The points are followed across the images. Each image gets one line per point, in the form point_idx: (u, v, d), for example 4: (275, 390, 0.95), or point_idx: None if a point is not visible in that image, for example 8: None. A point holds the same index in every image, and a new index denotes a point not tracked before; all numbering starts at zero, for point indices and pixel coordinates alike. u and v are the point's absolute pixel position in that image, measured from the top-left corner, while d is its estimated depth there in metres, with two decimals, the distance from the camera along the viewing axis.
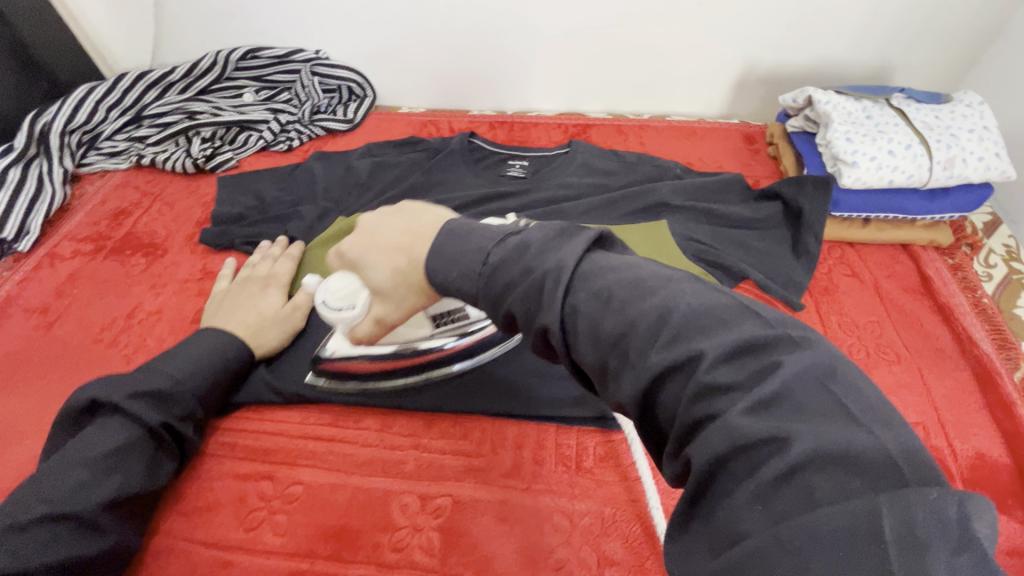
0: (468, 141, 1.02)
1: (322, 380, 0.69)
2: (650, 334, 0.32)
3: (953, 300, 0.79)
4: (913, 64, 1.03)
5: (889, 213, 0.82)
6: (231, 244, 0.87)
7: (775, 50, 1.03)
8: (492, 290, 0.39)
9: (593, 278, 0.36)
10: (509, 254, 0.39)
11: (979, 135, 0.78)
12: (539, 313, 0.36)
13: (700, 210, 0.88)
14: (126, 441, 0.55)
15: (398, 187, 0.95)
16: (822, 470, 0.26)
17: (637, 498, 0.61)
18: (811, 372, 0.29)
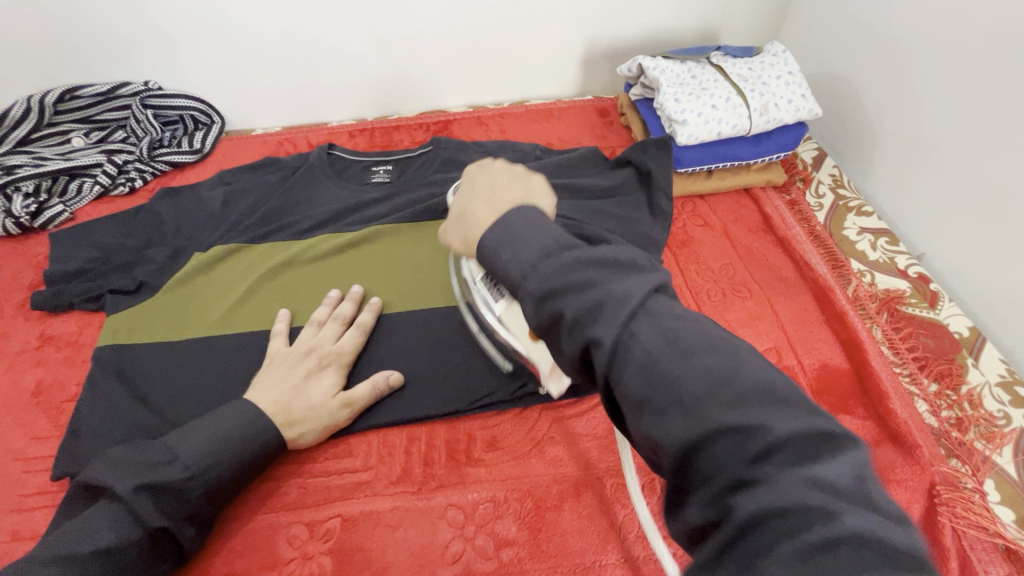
0: (327, 153, 0.99)
1: None
2: (706, 382, 0.31)
3: (791, 231, 0.87)
4: (732, 23, 1.12)
5: (725, 162, 0.89)
6: (71, 304, 0.80)
7: (609, 25, 1.08)
8: (541, 286, 0.37)
9: (658, 316, 0.34)
10: (567, 265, 0.37)
11: (786, 80, 0.86)
12: (591, 326, 0.35)
13: (563, 187, 0.89)
14: (120, 542, 0.49)
15: (255, 212, 0.90)
16: (859, 551, 0.25)
17: (527, 475, 0.62)
18: (859, 457, 0.28)
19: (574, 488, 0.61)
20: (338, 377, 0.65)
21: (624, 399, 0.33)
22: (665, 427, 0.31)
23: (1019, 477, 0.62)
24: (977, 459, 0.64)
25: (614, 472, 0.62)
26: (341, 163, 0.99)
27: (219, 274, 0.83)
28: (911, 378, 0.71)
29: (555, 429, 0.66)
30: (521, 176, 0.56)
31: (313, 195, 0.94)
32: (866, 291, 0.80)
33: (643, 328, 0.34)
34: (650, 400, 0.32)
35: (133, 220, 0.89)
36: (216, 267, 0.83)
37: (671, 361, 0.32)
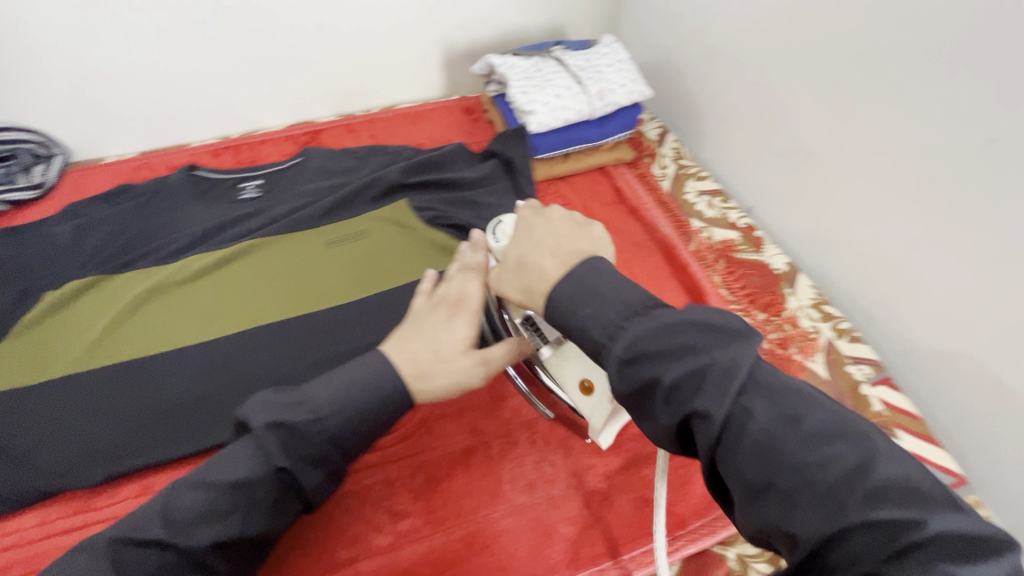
0: (190, 174, 0.96)
1: (55, 470, 0.64)
2: (812, 449, 0.33)
3: (640, 201, 0.98)
4: (575, 19, 1.23)
5: (577, 145, 0.98)
6: None
7: (462, 28, 1.14)
8: (630, 351, 0.40)
9: (770, 396, 0.36)
10: (654, 335, 0.39)
11: (617, 68, 0.97)
12: (694, 399, 0.37)
13: (431, 183, 0.96)
14: (251, 475, 0.48)
15: (113, 242, 0.86)
16: None
17: (417, 451, 0.66)
18: (974, 536, 0.29)
19: (462, 455, 0.66)
20: (472, 324, 0.55)
21: (739, 477, 0.35)
22: (774, 497, 0.33)
23: (825, 375, 0.77)
24: (794, 366, 0.79)
25: (497, 435, 0.68)
26: (205, 182, 0.97)
27: (81, 311, 0.78)
28: (744, 311, 0.85)
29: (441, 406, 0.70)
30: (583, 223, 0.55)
31: (176, 217, 0.91)
32: (705, 244, 0.93)
33: (748, 404, 0.36)
34: (769, 480, 0.34)
35: None
36: (71, 303, 0.79)
37: (789, 439, 0.34)
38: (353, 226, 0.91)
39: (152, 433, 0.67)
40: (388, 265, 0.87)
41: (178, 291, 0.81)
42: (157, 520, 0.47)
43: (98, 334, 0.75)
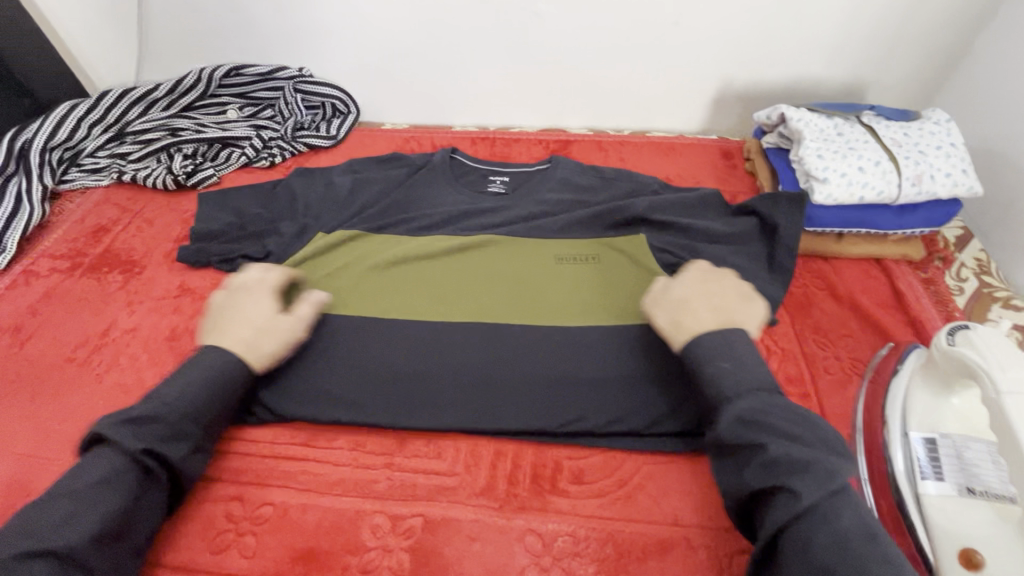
0: (449, 156, 0.98)
1: (292, 402, 0.68)
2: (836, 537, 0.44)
3: (926, 313, 0.79)
4: (884, 80, 1.05)
5: (862, 228, 0.84)
6: (208, 262, 0.87)
7: (750, 68, 1.05)
8: (752, 415, 0.50)
9: (853, 507, 0.45)
10: (773, 407, 0.50)
11: (946, 152, 0.80)
12: (791, 480, 0.45)
13: (678, 228, 0.84)
14: (110, 471, 0.51)
15: (371, 205, 0.91)
16: None
17: (613, 517, 0.61)
18: None
19: (660, 543, 0.59)
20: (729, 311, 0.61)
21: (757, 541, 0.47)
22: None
23: None
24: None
25: (704, 536, 0.60)
26: (460, 168, 0.97)
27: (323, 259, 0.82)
28: None
29: (645, 475, 0.64)
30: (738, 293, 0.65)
31: (428, 195, 0.93)
32: None
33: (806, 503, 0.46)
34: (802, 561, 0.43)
35: (271, 191, 0.93)
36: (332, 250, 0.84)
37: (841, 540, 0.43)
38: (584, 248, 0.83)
39: (376, 396, 0.68)
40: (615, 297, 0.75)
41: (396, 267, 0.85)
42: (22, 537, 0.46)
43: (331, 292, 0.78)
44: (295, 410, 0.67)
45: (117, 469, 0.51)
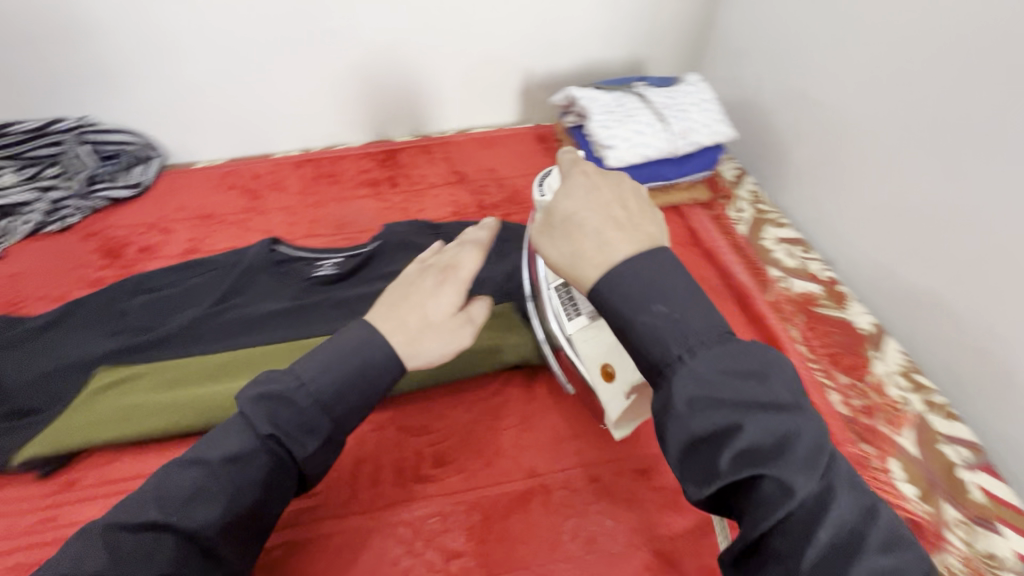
0: (270, 249, 0.87)
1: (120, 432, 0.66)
2: (807, 452, 0.37)
3: (715, 244, 0.94)
4: (656, 54, 1.21)
5: (654, 181, 0.96)
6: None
7: (543, 59, 1.15)
8: (748, 468, 0.37)
9: (822, 503, 0.37)
10: (767, 444, 0.38)
11: (702, 107, 0.95)
12: (773, 465, 0.37)
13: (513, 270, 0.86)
14: None
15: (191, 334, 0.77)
16: (846, 571, 0.35)
17: (475, 487, 0.64)
18: (854, 553, 0.36)
19: (522, 495, 0.64)
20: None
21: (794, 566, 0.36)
22: (784, 529, 0.36)
23: (917, 456, 0.69)
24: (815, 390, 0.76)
25: (559, 478, 0.65)
26: (285, 262, 0.87)
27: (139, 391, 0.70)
28: (825, 372, 0.77)
29: (502, 439, 0.68)
30: (647, 203, 0.51)
31: (251, 297, 0.83)
32: (784, 295, 0.87)
33: (808, 485, 0.37)
34: (825, 547, 0.35)
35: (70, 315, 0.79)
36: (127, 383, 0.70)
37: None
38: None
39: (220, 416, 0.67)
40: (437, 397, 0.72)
41: (204, 353, 0.75)
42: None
43: (130, 440, 0.66)
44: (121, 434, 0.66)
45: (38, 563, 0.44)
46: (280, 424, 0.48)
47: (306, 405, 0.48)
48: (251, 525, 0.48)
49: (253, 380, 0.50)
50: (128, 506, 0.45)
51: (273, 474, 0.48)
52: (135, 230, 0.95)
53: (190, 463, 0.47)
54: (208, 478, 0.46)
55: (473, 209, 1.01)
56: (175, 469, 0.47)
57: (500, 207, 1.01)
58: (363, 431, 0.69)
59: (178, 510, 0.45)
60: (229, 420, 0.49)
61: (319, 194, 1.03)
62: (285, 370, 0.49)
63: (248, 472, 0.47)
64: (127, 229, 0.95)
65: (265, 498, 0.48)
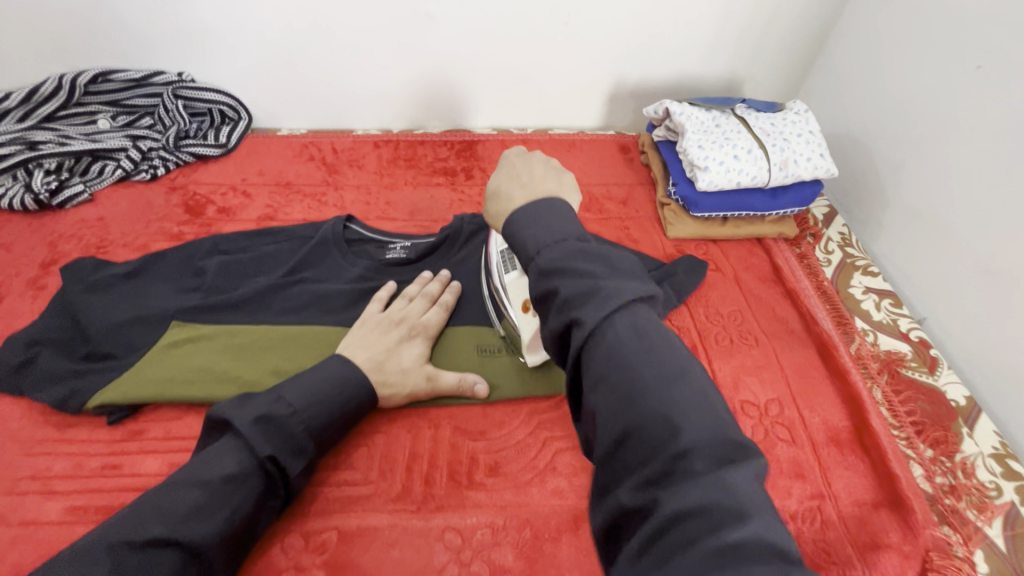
0: (344, 226, 0.87)
1: (190, 393, 0.67)
2: (649, 366, 0.36)
3: (800, 285, 0.89)
4: (755, 74, 1.16)
5: (742, 211, 0.92)
6: (47, 402, 0.66)
7: (637, 66, 1.11)
8: (594, 367, 0.36)
9: (659, 407, 0.34)
10: (605, 347, 0.36)
11: (806, 138, 0.90)
12: (610, 371, 0.36)
13: None
14: None
15: (260, 302, 0.77)
16: (692, 464, 0.32)
17: (528, 503, 0.63)
18: (699, 437, 0.33)
19: (574, 520, 0.62)
20: (425, 348, 0.70)
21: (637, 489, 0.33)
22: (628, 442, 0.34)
23: (1007, 550, 0.63)
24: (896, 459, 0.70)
25: None
26: (356, 241, 0.87)
27: (209, 352, 0.70)
28: (907, 442, 0.72)
29: (558, 458, 0.66)
30: (558, 168, 0.52)
31: (318, 273, 0.81)
32: (868, 350, 0.81)
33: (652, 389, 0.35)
34: (666, 428, 0.33)
35: (149, 265, 0.80)
36: (199, 343, 0.71)
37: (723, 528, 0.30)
38: (481, 336, 0.74)
39: None
40: (499, 403, 0.70)
41: (272, 323, 0.75)
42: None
43: (196, 402, 0.67)
44: (189, 395, 0.67)
45: (76, 553, 0.45)
46: (277, 445, 0.54)
47: (301, 408, 0.57)
48: (239, 544, 0.52)
49: (239, 405, 0.54)
50: (119, 525, 0.47)
51: (259, 498, 0.53)
52: (216, 188, 0.97)
53: (190, 484, 0.50)
54: (206, 498, 0.49)
55: None
56: (172, 487, 0.50)
57: None
58: (420, 426, 0.68)
59: (178, 524, 0.47)
60: (216, 444, 0.54)
61: (395, 176, 1.03)
62: (274, 399, 0.56)
63: (206, 497, 0.50)
64: (209, 187, 0.97)
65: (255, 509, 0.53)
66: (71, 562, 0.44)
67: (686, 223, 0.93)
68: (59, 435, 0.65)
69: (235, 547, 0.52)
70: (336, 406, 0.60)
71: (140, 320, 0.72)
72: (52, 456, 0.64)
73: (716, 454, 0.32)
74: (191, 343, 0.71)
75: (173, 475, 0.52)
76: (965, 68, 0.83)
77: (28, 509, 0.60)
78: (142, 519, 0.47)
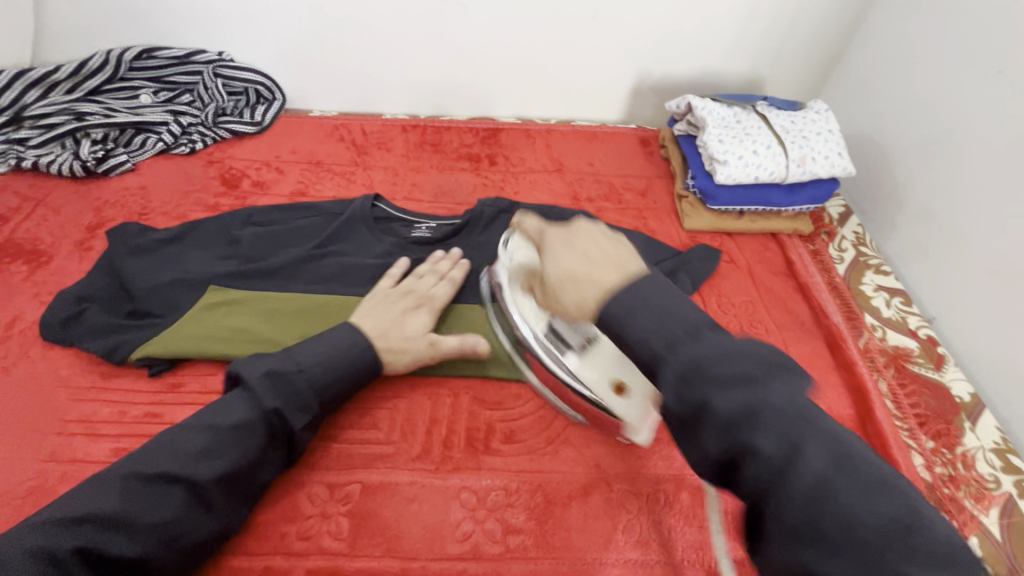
0: (372, 204, 0.90)
1: (226, 350, 0.71)
2: (776, 423, 0.36)
3: (812, 279, 0.91)
4: (778, 74, 1.17)
5: (758, 206, 0.94)
6: (94, 354, 0.71)
7: (661, 62, 1.13)
8: (724, 439, 0.37)
9: (799, 470, 0.35)
10: (742, 427, 0.36)
11: (825, 137, 0.92)
12: (748, 433, 0.36)
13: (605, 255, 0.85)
14: None
15: (291, 272, 0.81)
16: (845, 491, 0.34)
17: (540, 470, 0.66)
18: (846, 479, 0.34)
19: (584, 487, 0.65)
20: (431, 319, 0.73)
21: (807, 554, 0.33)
22: (770, 486, 0.35)
23: (1001, 538, 0.65)
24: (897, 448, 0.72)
25: (621, 479, 0.66)
26: (383, 219, 0.90)
27: (244, 315, 0.74)
28: (910, 433, 0.74)
29: (570, 430, 0.69)
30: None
31: (346, 248, 0.85)
32: (876, 345, 0.83)
33: (792, 445, 0.35)
34: (814, 470, 0.35)
35: (188, 233, 0.84)
36: (234, 306, 0.75)
37: (844, 487, 0.34)
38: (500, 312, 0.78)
39: None
40: (515, 376, 0.73)
41: (303, 292, 0.79)
42: (84, 502, 0.50)
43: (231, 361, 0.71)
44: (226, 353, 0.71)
45: (102, 481, 0.52)
46: (282, 399, 0.59)
47: (307, 367, 0.61)
48: (247, 487, 0.57)
49: (252, 363, 0.60)
50: (139, 459, 0.54)
51: (264, 448, 0.58)
52: (251, 164, 1.01)
53: (201, 429, 0.56)
54: (214, 441, 0.55)
55: (568, 200, 1.01)
56: (185, 431, 0.56)
57: (594, 203, 1.01)
58: (441, 394, 0.71)
59: (186, 463, 0.53)
60: (226, 397, 0.59)
61: (421, 160, 1.06)
62: (283, 357, 0.61)
63: (213, 441, 0.55)
64: (244, 163, 1.01)
65: (258, 457, 0.57)
66: (99, 488, 0.52)
67: (702, 215, 0.96)
68: (104, 384, 0.70)
69: (239, 490, 0.57)
70: (345, 371, 0.63)
71: (181, 283, 0.77)
72: (98, 403, 0.68)
73: (890, 501, 0.34)
74: (227, 306, 0.75)
75: (186, 422, 0.57)
76: (985, 72, 0.84)
77: (77, 449, 0.64)
78: (156, 457, 0.54)
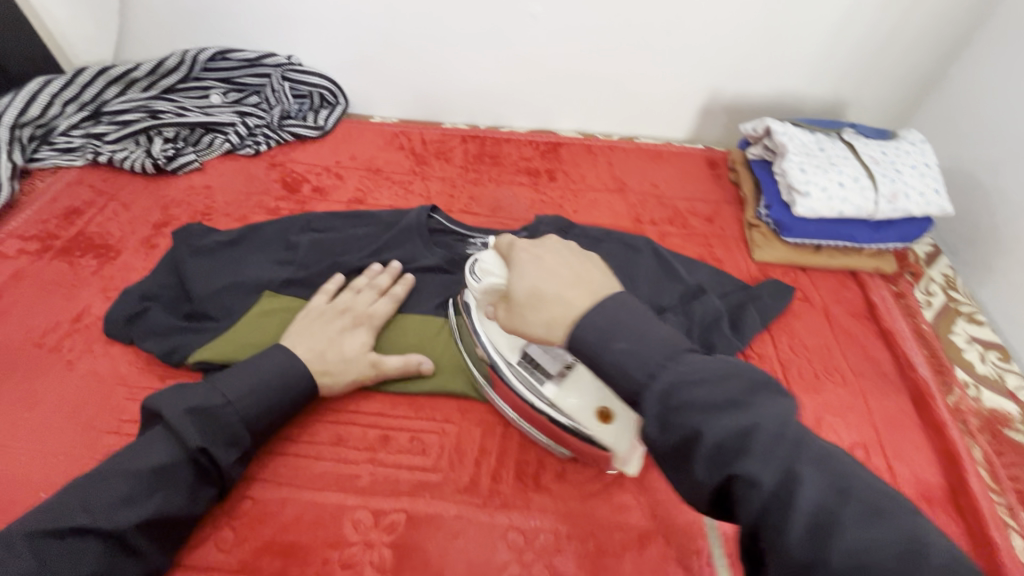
0: (428, 216, 0.88)
1: None
2: (848, 508, 0.34)
3: (896, 325, 0.83)
4: (863, 98, 1.09)
5: (838, 241, 0.87)
6: (152, 354, 0.72)
7: (735, 80, 1.07)
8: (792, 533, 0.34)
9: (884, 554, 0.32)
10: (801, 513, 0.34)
11: (920, 171, 0.84)
12: (819, 528, 0.33)
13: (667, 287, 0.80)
14: None
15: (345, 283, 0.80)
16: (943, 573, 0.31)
17: (592, 514, 0.62)
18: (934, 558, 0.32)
19: (639, 538, 0.61)
20: (369, 337, 0.70)
21: None
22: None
23: None
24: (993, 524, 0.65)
25: (680, 532, 0.61)
26: (439, 232, 0.88)
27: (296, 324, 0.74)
28: (1009, 509, 0.66)
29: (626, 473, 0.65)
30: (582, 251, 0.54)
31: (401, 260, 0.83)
32: (969, 405, 0.75)
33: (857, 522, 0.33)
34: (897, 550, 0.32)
35: (249, 237, 0.85)
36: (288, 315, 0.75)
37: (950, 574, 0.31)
38: None
39: None
40: None
41: None
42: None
43: None
44: None
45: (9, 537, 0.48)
46: (208, 436, 0.56)
47: (234, 399, 0.58)
48: (174, 530, 0.55)
49: (172, 397, 0.57)
50: (50, 512, 0.50)
51: (189, 488, 0.55)
52: (312, 169, 1.02)
53: (116, 475, 0.52)
54: (133, 487, 0.52)
55: (629, 222, 0.97)
56: (101, 477, 0.52)
57: (657, 226, 0.96)
58: (490, 422, 0.68)
59: (105, 514, 0.50)
60: (146, 435, 0.56)
61: (480, 172, 1.04)
62: (208, 390, 0.58)
63: (136, 487, 0.52)
64: (305, 167, 1.02)
65: (185, 500, 0.55)
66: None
67: (775, 247, 0.90)
68: (160, 385, 0.70)
69: (164, 536, 0.54)
70: (276, 401, 0.61)
71: (239, 287, 0.77)
72: None
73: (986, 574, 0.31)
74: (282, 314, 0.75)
75: (102, 465, 0.54)
76: None
77: None
78: (70, 505, 0.50)
